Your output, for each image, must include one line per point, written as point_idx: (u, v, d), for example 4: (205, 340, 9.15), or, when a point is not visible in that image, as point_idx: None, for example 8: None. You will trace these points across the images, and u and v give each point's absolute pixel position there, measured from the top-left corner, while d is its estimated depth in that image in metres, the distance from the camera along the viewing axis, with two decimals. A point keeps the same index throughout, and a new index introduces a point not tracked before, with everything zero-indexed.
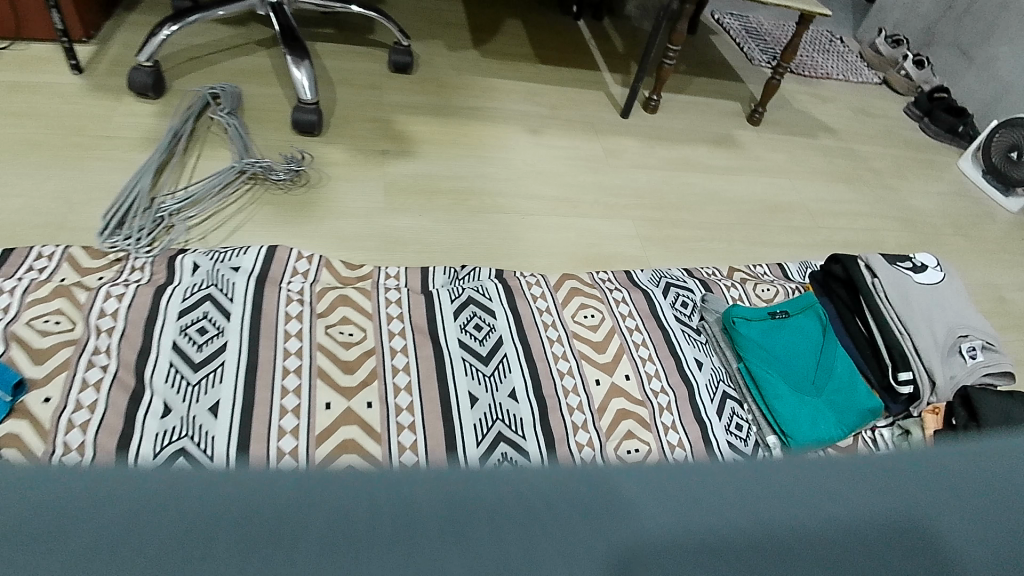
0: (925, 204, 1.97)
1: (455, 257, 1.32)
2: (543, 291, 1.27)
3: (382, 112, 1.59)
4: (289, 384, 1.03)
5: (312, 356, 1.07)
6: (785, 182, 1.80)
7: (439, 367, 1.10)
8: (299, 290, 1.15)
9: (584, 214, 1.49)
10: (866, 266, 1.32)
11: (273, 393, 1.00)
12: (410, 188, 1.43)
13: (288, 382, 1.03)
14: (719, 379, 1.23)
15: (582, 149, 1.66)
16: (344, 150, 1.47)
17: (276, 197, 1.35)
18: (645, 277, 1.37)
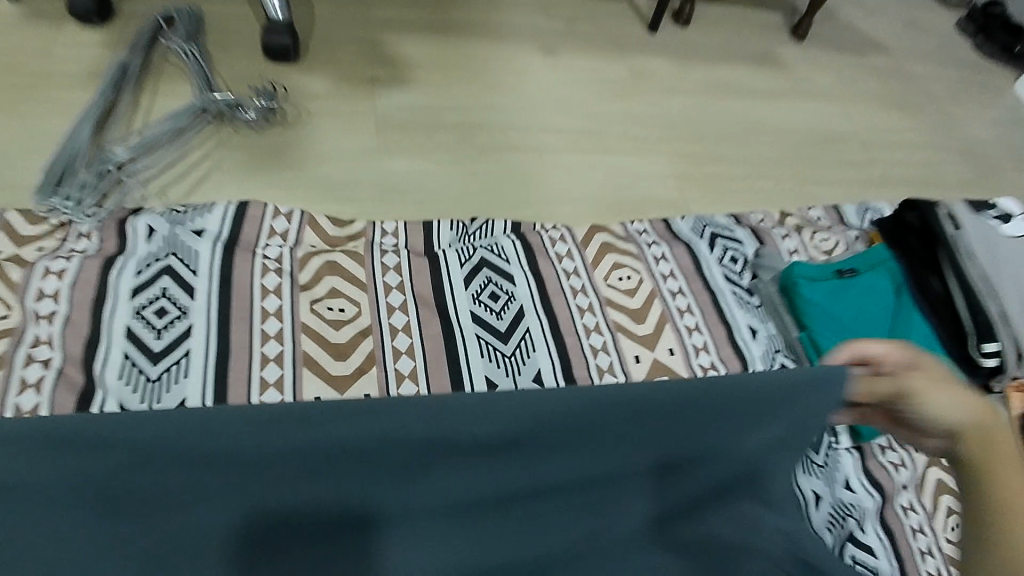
0: (986, 132, 1.72)
1: (463, 207, 1.12)
2: (570, 249, 1.06)
3: (370, 30, 1.33)
4: (270, 376, 0.85)
5: (296, 341, 0.88)
6: (834, 108, 1.57)
7: (451, 352, 0.91)
8: (276, 257, 0.95)
9: (611, 152, 1.27)
10: (947, 215, 1.12)
11: (250, 390, 0.83)
12: (407, 124, 1.20)
13: (268, 374, 0.85)
14: (776, 349, 1.04)
15: (606, 71, 1.41)
16: (327, 79, 1.23)
17: (248, 140, 1.13)
18: (686, 226, 1.15)
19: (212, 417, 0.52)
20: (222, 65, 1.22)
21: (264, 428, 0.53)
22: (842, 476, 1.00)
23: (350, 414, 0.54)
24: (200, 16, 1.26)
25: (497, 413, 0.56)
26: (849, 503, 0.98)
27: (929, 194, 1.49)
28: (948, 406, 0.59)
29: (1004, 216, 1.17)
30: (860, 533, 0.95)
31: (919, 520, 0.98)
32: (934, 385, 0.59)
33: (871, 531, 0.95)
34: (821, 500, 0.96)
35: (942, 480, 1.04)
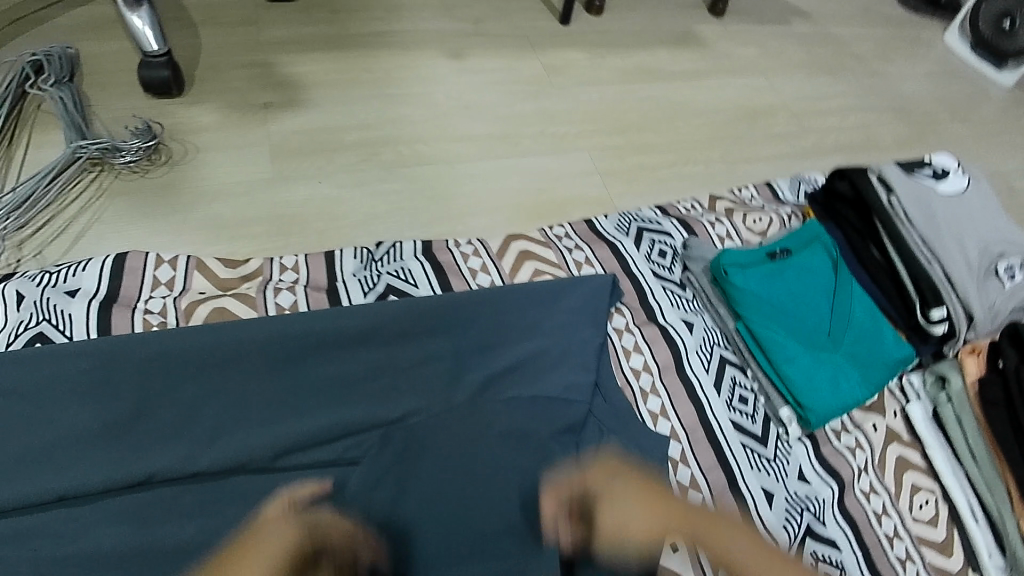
0: (917, 90, 1.67)
1: (371, 230, 1.06)
2: (484, 262, 0.99)
3: (262, 52, 1.25)
4: (151, 321, 0.87)
5: (178, 312, 0.89)
6: (761, 82, 1.52)
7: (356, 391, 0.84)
8: (159, 309, 0.89)
9: (528, 154, 1.21)
10: (878, 180, 1.06)
11: (133, 467, 0.75)
12: (302, 148, 1.13)
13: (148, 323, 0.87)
14: (713, 342, 1.00)
15: (519, 68, 1.35)
16: (215, 108, 1.16)
17: (130, 184, 1.05)
18: (610, 224, 1.10)
19: (204, 349, 0.83)
20: (96, 104, 1.13)
21: (206, 375, 0.82)
22: (796, 467, 0.93)
23: (300, 334, 0.85)
24: (74, 56, 1.17)
25: (385, 318, 0.88)
26: (805, 495, 0.91)
27: (867, 157, 1.45)
28: (632, 524, 0.66)
29: (941, 173, 1.10)
30: (820, 526, 0.89)
31: (881, 503, 0.94)
32: (614, 503, 0.67)
33: (833, 523, 0.90)
34: (775, 497, 0.89)
35: (903, 456, 0.99)
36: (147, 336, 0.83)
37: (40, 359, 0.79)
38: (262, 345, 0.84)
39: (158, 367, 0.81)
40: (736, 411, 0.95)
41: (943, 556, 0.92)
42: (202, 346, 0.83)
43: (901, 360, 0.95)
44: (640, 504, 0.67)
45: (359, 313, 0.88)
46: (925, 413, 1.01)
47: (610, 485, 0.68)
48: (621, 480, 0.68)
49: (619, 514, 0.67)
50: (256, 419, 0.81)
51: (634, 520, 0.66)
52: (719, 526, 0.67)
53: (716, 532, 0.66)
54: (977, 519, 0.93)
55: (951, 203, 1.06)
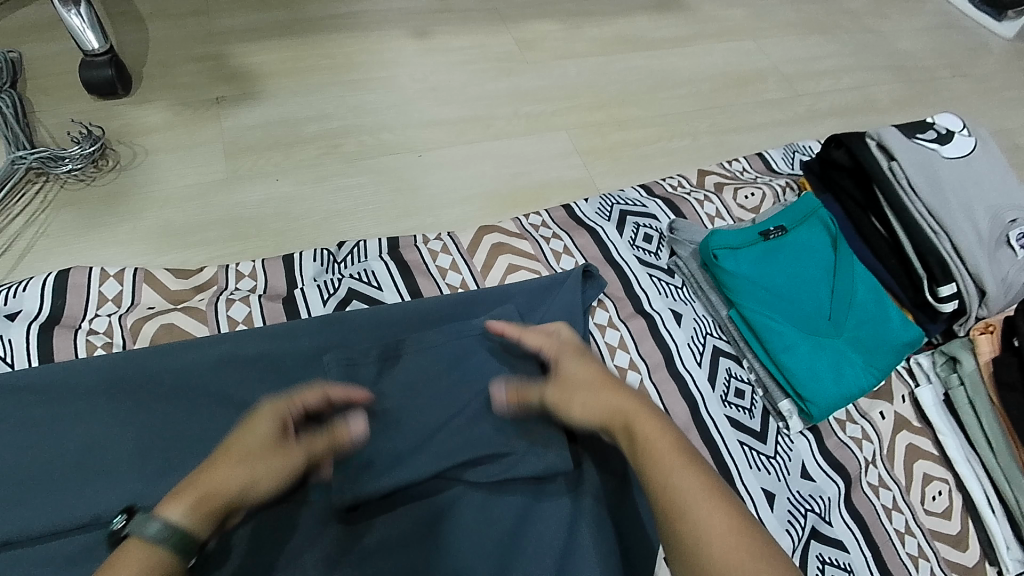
0: (913, 45, 1.58)
1: (333, 228, 0.99)
2: (454, 260, 0.93)
3: (213, 43, 1.17)
4: (95, 342, 0.81)
5: (125, 332, 0.82)
6: (748, 44, 1.43)
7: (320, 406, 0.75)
8: (104, 329, 0.82)
9: (502, 137, 1.14)
10: (877, 146, 0.97)
11: (66, 508, 0.67)
12: (258, 144, 1.06)
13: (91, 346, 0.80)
14: (704, 332, 0.93)
15: (490, 45, 1.27)
16: (165, 106, 1.08)
17: (76, 194, 0.98)
18: (590, 208, 1.03)
19: (151, 374, 0.76)
20: (41, 110, 1.06)
21: (152, 399, 0.74)
22: (798, 464, 0.87)
23: (255, 351, 0.78)
24: (17, 60, 1.09)
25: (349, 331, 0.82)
26: (809, 494, 0.85)
27: (864, 121, 1.36)
28: (586, 405, 0.67)
29: (946, 134, 1.02)
30: (826, 527, 0.84)
31: (891, 497, 0.88)
32: (569, 391, 0.69)
33: (839, 522, 0.85)
34: (776, 498, 0.83)
35: (913, 444, 0.94)
36: (89, 362, 0.76)
37: None
38: (215, 363, 0.77)
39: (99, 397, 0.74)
40: (731, 406, 0.88)
41: (959, 551, 0.88)
42: (145, 369, 0.76)
43: (908, 343, 0.88)
44: (600, 391, 0.68)
45: (319, 324, 0.81)
46: (937, 397, 0.95)
47: (581, 367, 0.71)
48: (588, 372, 0.70)
49: (578, 395, 0.68)
50: (208, 447, 0.72)
51: (587, 403, 0.67)
52: (660, 444, 0.60)
53: (652, 451, 0.60)
54: (994, 510, 0.88)
55: (958, 168, 0.98)
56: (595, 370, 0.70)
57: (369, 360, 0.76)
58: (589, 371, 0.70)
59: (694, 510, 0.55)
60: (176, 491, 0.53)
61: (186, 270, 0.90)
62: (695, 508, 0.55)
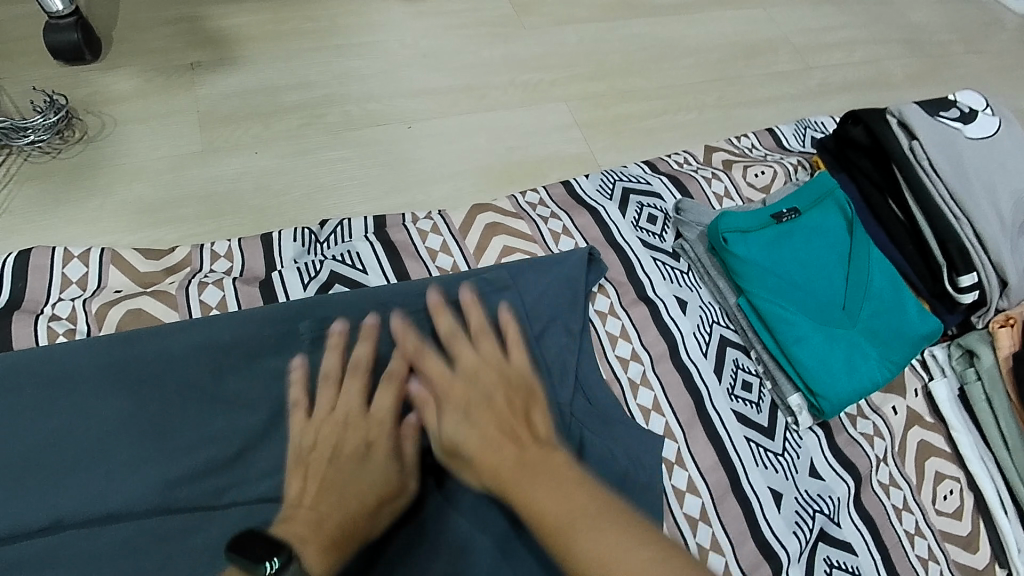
0: (928, 17, 1.50)
1: (315, 206, 0.92)
2: (445, 241, 0.87)
3: (186, 4, 1.09)
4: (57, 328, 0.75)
5: (88, 318, 0.76)
6: (757, 12, 1.36)
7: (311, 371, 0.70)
8: (68, 314, 0.76)
9: (496, 109, 1.07)
10: (897, 124, 0.91)
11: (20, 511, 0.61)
12: (236, 114, 0.99)
13: (52, 333, 0.74)
14: (711, 321, 0.88)
15: (484, 9, 1.19)
16: (136, 73, 1.01)
17: (41, 167, 0.92)
18: (591, 186, 0.97)
19: (109, 360, 0.69)
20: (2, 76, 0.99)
21: (111, 389, 0.67)
22: (806, 461, 0.82)
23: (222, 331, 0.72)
24: None
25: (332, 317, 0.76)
26: (817, 493, 0.81)
27: (875, 96, 1.30)
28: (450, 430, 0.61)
29: (969, 113, 0.96)
30: (834, 528, 0.79)
31: (902, 497, 0.84)
32: (440, 410, 0.62)
33: (848, 523, 0.80)
34: (783, 498, 0.79)
35: (925, 441, 0.89)
36: (43, 350, 0.69)
37: None
38: (182, 349, 0.70)
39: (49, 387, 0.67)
40: (738, 399, 0.83)
41: (969, 553, 0.84)
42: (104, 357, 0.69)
43: (926, 336, 0.83)
44: (455, 411, 0.61)
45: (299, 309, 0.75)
46: (951, 392, 0.91)
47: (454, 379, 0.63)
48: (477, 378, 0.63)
49: (461, 421, 0.60)
50: (174, 442, 0.66)
51: (443, 422, 0.61)
52: (536, 486, 0.53)
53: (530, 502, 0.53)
54: (1006, 511, 0.85)
55: (981, 150, 0.92)
56: (484, 381, 0.62)
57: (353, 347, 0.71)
58: (473, 381, 0.62)
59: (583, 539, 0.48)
60: (302, 529, 0.55)
61: (157, 250, 0.84)
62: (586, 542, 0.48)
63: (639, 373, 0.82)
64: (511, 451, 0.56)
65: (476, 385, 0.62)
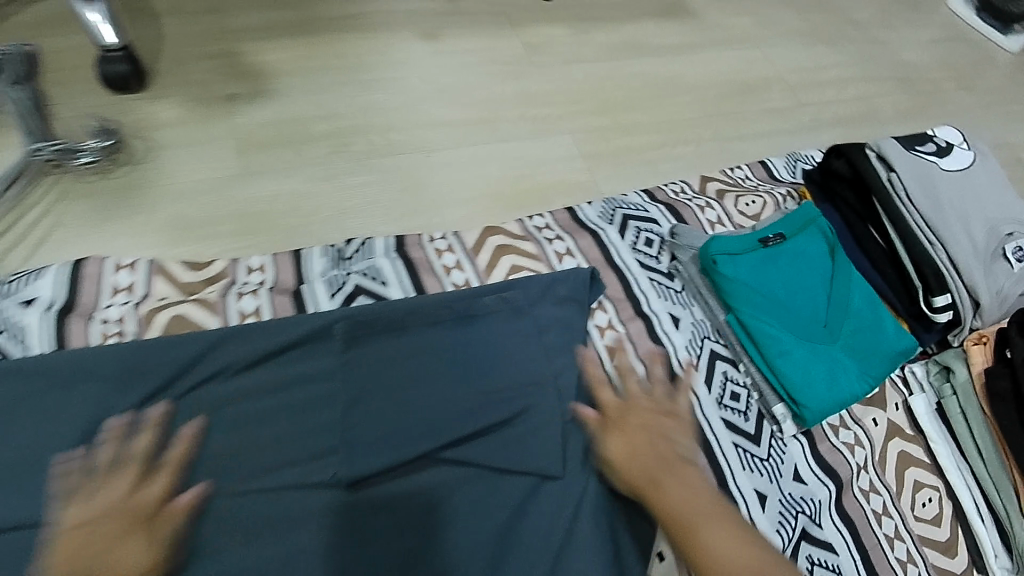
0: (919, 56, 1.60)
1: (341, 226, 1.01)
2: (458, 259, 0.95)
3: (226, 41, 1.19)
4: (110, 330, 0.83)
5: (136, 322, 0.84)
6: (754, 52, 1.45)
7: (343, 373, 0.81)
8: (118, 318, 0.84)
9: (508, 140, 1.16)
10: (877, 158, 0.99)
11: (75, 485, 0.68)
12: (270, 141, 1.08)
13: (105, 335, 0.83)
14: (703, 336, 0.95)
15: (498, 48, 1.29)
16: (178, 102, 1.11)
17: (91, 186, 1.01)
18: (593, 211, 1.05)
19: (165, 362, 0.79)
20: (58, 103, 1.08)
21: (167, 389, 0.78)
22: (790, 467, 0.89)
23: (263, 336, 0.82)
24: (33, 53, 1.12)
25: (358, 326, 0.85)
26: (799, 496, 0.87)
27: (866, 131, 1.38)
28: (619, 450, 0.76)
29: (945, 147, 1.04)
30: (815, 528, 0.85)
31: (881, 502, 0.90)
32: (615, 434, 0.78)
33: (829, 524, 0.86)
34: (767, 499, 0.85)
35: (905, 452, 0.95)
36: (107, 352, 0.80)
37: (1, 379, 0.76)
38: (228, 353, 0.81)
39: (116, 384, 0.78)
40: (727, 408, 0.90)
41: (947, 557, 0.90)
42: (164, 360, 0.80)
43: (902, 351, 0.90)
44: (626, 439, 0.76)
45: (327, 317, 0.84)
46: (930, 406, 0.97)
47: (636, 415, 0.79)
48: (646, 420, 0.78)
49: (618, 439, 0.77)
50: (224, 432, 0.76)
51: (613, 448, 0.77)
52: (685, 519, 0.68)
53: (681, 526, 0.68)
54: (983, 519, 0.90)
55: (956, 182, 0.99)
56: (651, 423, 0.78)
57: (379, 354, 0.82)
58: (642, 422, 0.78)
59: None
60: None
61: (198, 263, 0.92)
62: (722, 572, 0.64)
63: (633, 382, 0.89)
64: (673, 482, 0.72)
65: (639, 424, 0.78)
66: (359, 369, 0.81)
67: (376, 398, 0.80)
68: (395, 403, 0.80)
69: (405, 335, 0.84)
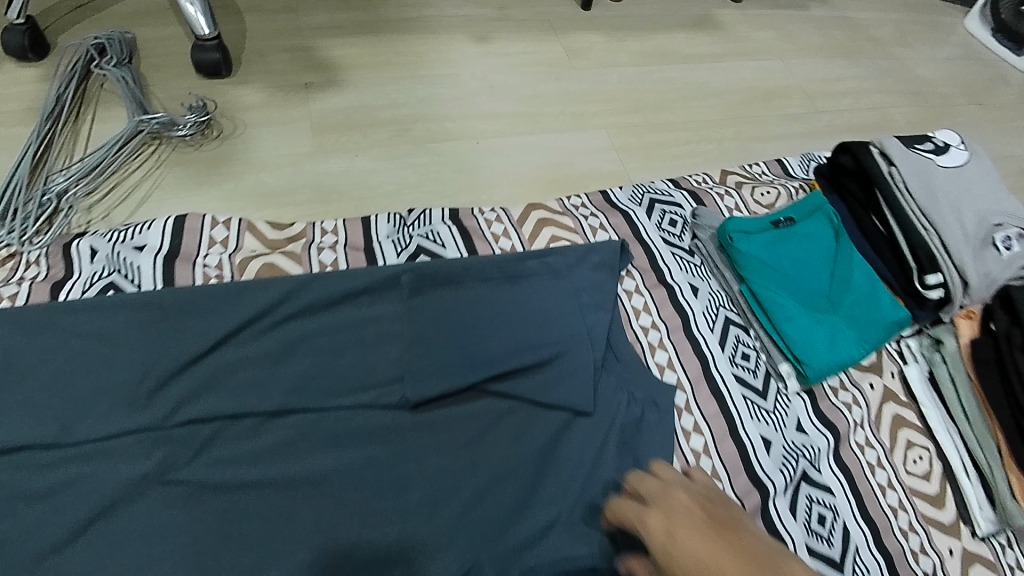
0: (933, 73, 1.72)
1: (403, 199, 1.15)
2: (506, 228, 1.09)
3: (302, 37, 1.35)
4: (209, 273, 0.98)
5: (232, 267, 0.98)
6: (775, 64, 1.58)
7: (408, 315, 0.94)
8: (217, 264, 0.99)
9: (549, 132, 1.30)
10: (880, 153, 1.12)
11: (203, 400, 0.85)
12: (341, 124, 1.22)
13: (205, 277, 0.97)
14: (718, 304, 1.08)
15: (542, 52, 1.43)
16: (260, 88, 1.26)
17: (186, 156, 1.16)
18: (624, 195, 1.18)
19: (256, 297, 0.93)
20: (155, 84, 1.24)
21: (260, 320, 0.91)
22: (794, 419, 1.01)
23: (340, 280, 0.95)
24: (132, 41, 1.27)
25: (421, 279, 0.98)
26: (801, 444, 0.99)
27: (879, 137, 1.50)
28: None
29: (943, 146, 1.16)
30: (815, 472, 0.97)
31: (876, 455, 1.01)
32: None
33: (828, 470, 0.98)
34: (772, 445, 0.97)
35: (898, 415, 1.06)
36: (206, 289, 0.94)
37: (118, 306, 0.90)
38: (310, 293, 0.94)
39: (215, 314, 0.91)
40: (738, 365, 1.03)
41: (936, 508, 1.00)
42: (257, 296, 0.93)
43: (895, 322, 1.02)
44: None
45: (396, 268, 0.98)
46: (922, 375, 1.09)
47: (685, 540, 0.64)
48: (690, 514, 0.67)
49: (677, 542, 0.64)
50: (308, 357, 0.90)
51: (678, 540, 0.65)
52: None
53: None
54: (969, 475, 1.00)
55: (951, 177, 1.11)
56: (698, 509, 0.69)
57: (439, 300, 0.96)
58: (688, 512, 0.68)
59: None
60: None
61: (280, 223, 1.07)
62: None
63: (657, 340, 1.03)
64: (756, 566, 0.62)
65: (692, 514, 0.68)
66: (422, 312, 0.95)
67: (437, 335, 0.93)
68: (453, 341, 0.93)
69: (462, 287, 0.98)
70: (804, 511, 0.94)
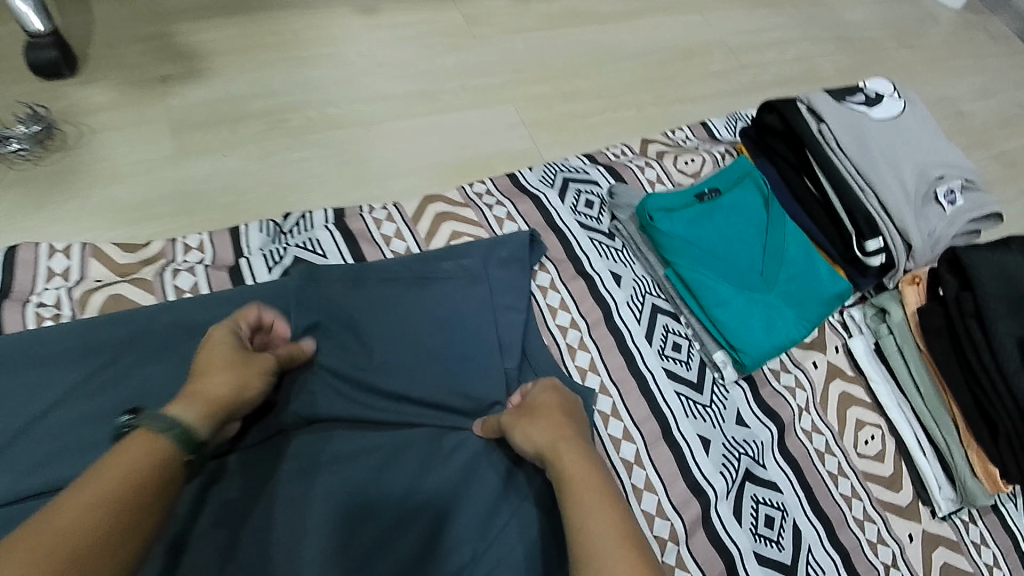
0: (861, 15, 1.62)
1: (280, 203, 1.01)
2: (398, 228, 0.96)
3: (159, 22, 1.17)
4: (47, 314, 0.82)
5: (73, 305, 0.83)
6: (694, 18, 1.46)
7: None
8: (52, 301, 0.83)
9: (449, 111, 1.16)
10: (807, 110, 1.01)
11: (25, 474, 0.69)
12: (205, 121, 1.07)
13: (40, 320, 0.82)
14: (644, 291, 0.98)
15: (438, 21, 1.28)
16: (111, 85, 1.09)
17: (23, 173, 0.98)
18: (534, 176, 1.06)
19: (98, 334, 0.78)
20: None
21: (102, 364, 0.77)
22: (732, 411, 0.92)
23: (198, 306, 0.82)
24: None
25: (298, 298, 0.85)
26: (742, 439, 0.90)
27: (806, 90, 1.41)
28: (529, 430, 0.71)
29: (875, 97, 1.05)
30: (759, 469, 0.88)
31: (824, 441, 0.93)
32: (530, 417, 0.73)
33: (772, 464, 0.89)
34: (710, 444, 0.88)
35: (846, 393, 0.98)
36: (33, 335, 0.78)
37: None
38: (167, 324, 0.80)
39: (44, 364, 0.76)
40: (668, 358, 0.93)
41: (892, 491, 0.92)
42: (99, 336, 0.78)
43: (837, 296, 0.92)
44: (549, 424, 0.72)
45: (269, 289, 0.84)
46: (867, 346, 0.99)
47: (550, 404, 0.75)
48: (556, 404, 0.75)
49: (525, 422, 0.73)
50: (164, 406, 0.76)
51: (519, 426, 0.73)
52: (574, 480, 0.65)
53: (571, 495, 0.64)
54: (924, 452, 0.92)
55: (885, 129, 1.01)
56: (569, 408, 0.76)
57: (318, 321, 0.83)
58: (557, 405, 0.75)
59: (600, 543, 0.58)
60: None
61: (134, 245, 0.92)
62: (604, 549, 0.57)
63: (576, 339, 0.92)
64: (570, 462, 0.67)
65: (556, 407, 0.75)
66: None
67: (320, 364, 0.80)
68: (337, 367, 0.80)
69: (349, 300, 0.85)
70: (750, 515, 0.85)
